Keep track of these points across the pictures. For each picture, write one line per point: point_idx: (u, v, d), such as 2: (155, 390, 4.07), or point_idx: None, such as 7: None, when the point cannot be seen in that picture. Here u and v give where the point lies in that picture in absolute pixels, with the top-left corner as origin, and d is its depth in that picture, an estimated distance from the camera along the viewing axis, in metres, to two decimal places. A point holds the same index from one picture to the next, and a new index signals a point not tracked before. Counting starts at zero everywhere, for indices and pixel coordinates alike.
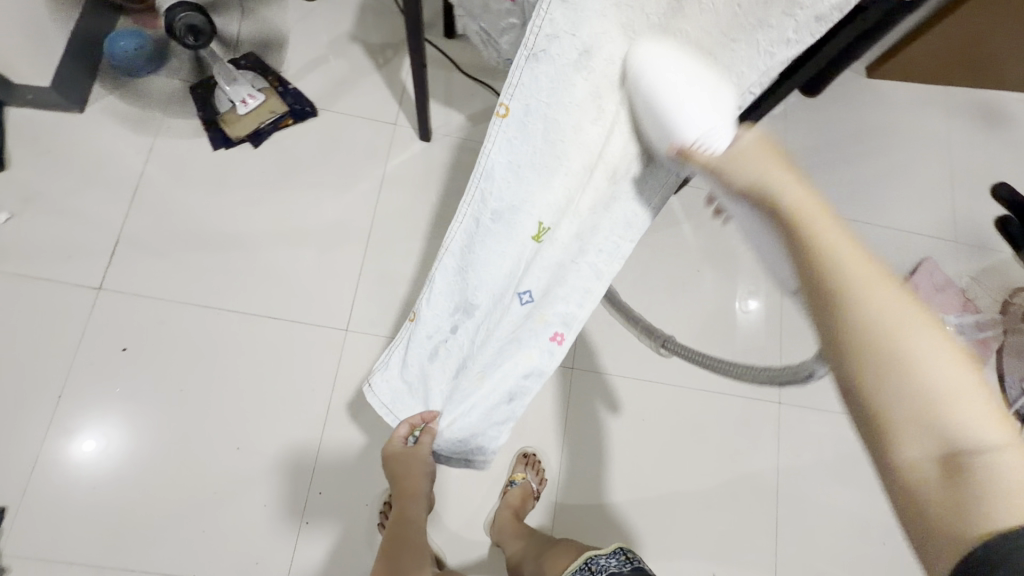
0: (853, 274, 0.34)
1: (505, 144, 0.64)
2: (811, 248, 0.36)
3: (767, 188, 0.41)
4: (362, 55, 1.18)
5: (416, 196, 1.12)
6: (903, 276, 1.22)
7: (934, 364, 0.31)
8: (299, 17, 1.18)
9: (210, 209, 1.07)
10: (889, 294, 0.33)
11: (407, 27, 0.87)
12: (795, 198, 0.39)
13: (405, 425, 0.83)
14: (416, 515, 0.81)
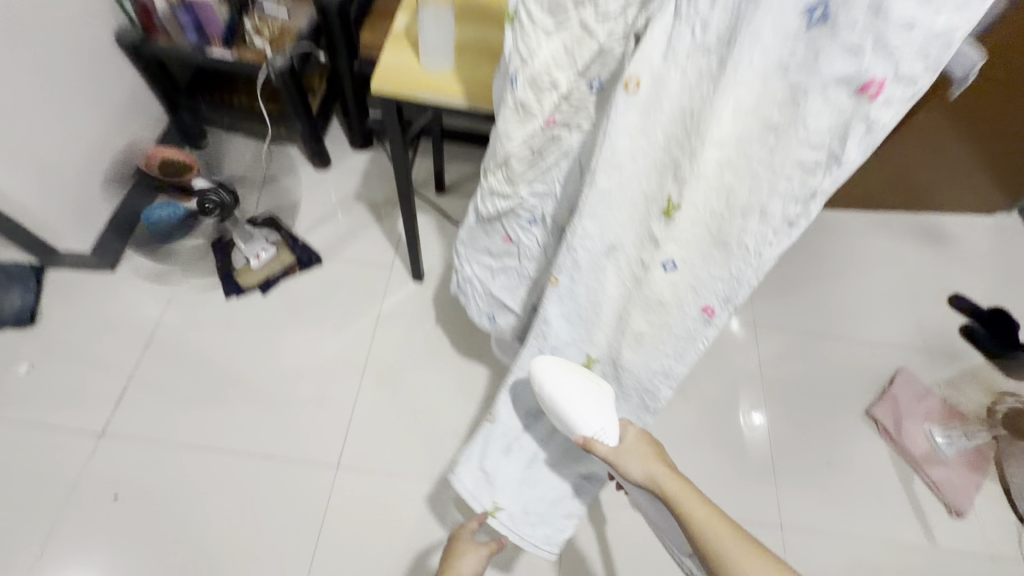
0: (722, 534, 0.63)
1: (557, 299, 0.76)
2: (689, 522, 0.66)
3: (655, 485, 0.70)
4: (365, 210, 1.35)
5: (411, 331, 1.21)
6: (884, 386, 1.26)
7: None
8: (312, 182, 1.37)
9: (216, 353, 1.15)
10: (741, 549, 0.62)
11: (398, 177, 0.98)
12: (673, 486, 0.69)
13: (473, 522, 0.86)
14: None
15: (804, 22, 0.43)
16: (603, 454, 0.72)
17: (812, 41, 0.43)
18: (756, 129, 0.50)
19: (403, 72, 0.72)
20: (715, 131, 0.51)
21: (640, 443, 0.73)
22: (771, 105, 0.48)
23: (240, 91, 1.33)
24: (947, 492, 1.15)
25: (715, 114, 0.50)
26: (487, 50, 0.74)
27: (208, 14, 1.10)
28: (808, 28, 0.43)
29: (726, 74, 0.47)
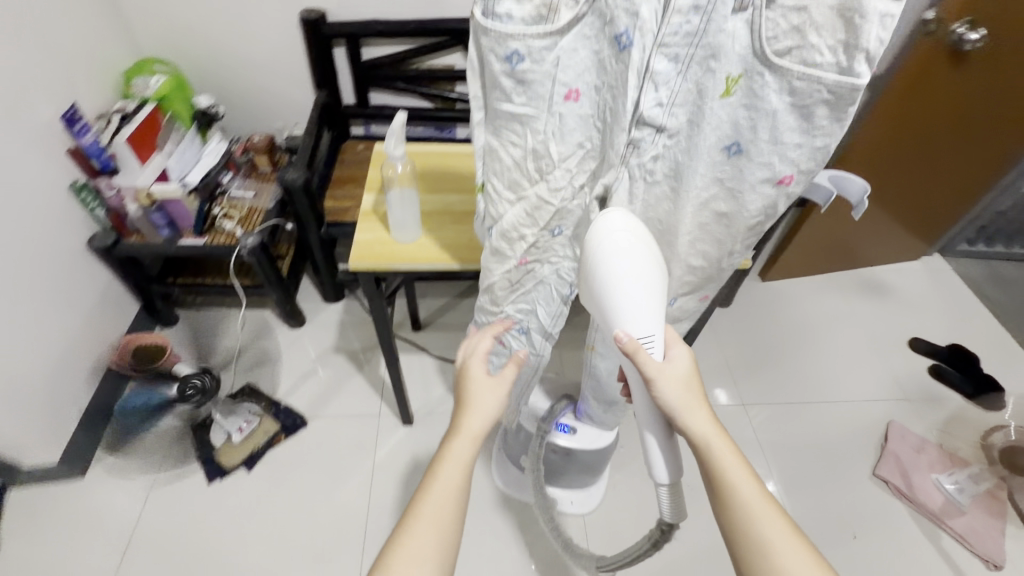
0: (743, 480, 0.52)
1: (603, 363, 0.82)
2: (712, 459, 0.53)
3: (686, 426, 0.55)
4: (344, 360, 1.35)
5: (407, 479, 1.16)
6: (882, 444, 1.27)
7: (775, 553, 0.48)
8: (288, 341, 1.38)
9: (201, 547, 1.06)
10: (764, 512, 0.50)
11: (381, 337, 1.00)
12: (708, 429, 0.54)
13: (487, 339, 0.62)
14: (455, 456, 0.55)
15: (724, 155, 0.47)
16: (649, 371, 0.53)
17: (735, 168, 0.48)
18: (702, 230, 0.55)
19: (383, 246, 0.78)
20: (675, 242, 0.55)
21: (690, 374, 0.57)
22: (714, 212, 0.52)
23: (209, 270, 1.34)
24: (975, 542, 1.12)
25: (672, 233, 0.54)
26: (455, 216, 0.83)
27: (180, 210, 1.19)
28: (729, 159, 0.47)
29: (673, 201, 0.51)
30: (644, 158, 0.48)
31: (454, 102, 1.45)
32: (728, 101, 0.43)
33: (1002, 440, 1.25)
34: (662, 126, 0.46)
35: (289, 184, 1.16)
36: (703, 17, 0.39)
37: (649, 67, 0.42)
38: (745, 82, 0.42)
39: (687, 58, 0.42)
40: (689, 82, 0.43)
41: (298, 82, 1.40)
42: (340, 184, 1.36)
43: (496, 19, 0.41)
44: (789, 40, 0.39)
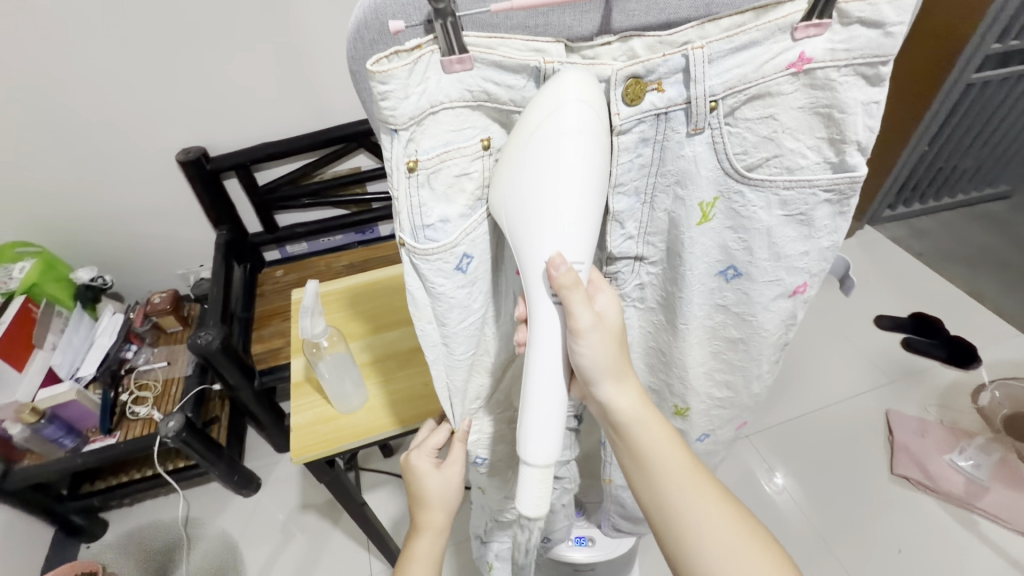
0: (665, 453, 0.44)
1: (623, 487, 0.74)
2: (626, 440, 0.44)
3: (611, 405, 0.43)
4: (317, 518, 1.17)
5: None
6: (889, 436, 1.24)
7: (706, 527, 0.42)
8: (246, 513, 1.19)
9: None
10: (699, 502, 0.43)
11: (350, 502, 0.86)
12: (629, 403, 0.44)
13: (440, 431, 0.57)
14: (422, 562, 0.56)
15: (721, 280, 0.44)
16: (577, 315, 0.36)
17: (739, 288, 0.45)
18: (720, 342, 0.51)
19: (328, 425, 0.65)
20: (689, 362, 0.51)
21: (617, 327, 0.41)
22: (727, 326, 0.48)
23: (130, 463, 1.15)
24: (1009, 516, 1.09)
25: (687, 354, 0.50)
26: (400, 357, 0.73)
27: (78, 411, 1.02)
28: (727, 281, 0.44)
29: (682, 327, 0.47)
30: (627, 288, 0.44)
31: (367, 203, 1.36)
32: (709, 226, 0.40)
33: (991, 400, 1.22)
34: (642, 257, 0.42)
35: (203, 349, 1.00)
36: (655, 148, 0.35)
37: (609, 212, 0.37)
38: (724, 203, 0.38)
39: (645, 188, 0.37)
40: (659, 214, 0.39)
41: (192, 224, 1.27)
42: (265, 322, 1.22)
43: (428, 232, 0.35)
44: (759, 153, 0.36)
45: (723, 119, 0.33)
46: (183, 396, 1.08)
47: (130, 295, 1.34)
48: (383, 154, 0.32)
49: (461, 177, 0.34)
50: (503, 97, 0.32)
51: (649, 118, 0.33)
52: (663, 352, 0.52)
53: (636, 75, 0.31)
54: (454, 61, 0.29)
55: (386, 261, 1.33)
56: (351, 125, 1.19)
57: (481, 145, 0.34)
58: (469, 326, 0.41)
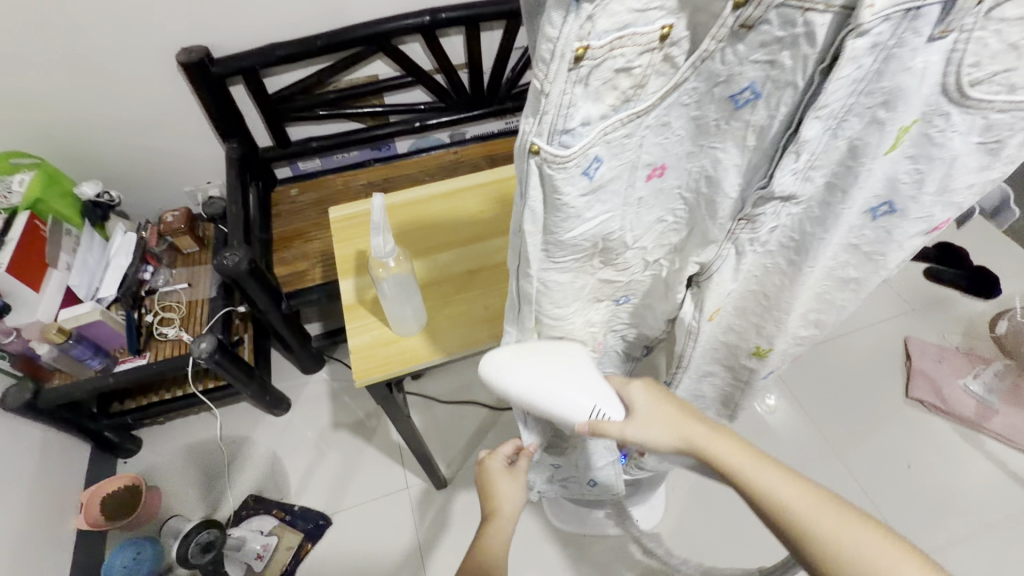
0: (772, 486, 0.41)
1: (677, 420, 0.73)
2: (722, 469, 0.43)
3: (693, 446, 0.45)
4: (349, 435, 1.20)
5: (459, 550, 1.04)
6: (906, 362, 1.28)
7: (855, 547, 0.37)
8: (279, 431, 1.21)
9: None
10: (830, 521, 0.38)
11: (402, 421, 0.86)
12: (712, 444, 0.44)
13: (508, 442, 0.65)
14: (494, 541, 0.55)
15: (868, 217, 0.40)
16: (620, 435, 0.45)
17: (882, 224, 0.41)
18: (830, 284, 0.48)
19: (388, 348, 0.64)
20: (795, 305, 0.47)
21: (659, 402, 0.47)
22: (847, 266, 0.45)
23: (161, 384, 1.15)
24: (1015, 437, 1.14)
25: (798, 297, 0.46)
26: (456, 281, 0.69)
27: (104, 331, 0.99)
28: (873, 219, 0.40)
29: (808, 270, 0.43)
30: (761, 233, 0.38)
31: (385, 116, 1.26)
32: (892, 155, 0.34)
33: (1010, 328, 1.24)
34: (794, 196, 0.36)
35: (232, 271, 0.96)
36: (880, 56, 0.27)
37: (798, 139, 0.30)
38: (920, 128, 0.32)
39: (839, 110, 0.30)
40: (841, 141, 0.32)
41: (197, 137, 1.17)
42: (286, 243, 1.17)
43: (567, 138, 0.30)
44: (998, 65, 0.28)
45: (983, 19, 0.25)
46: (211, 317, 1.06)
47: (136, 213, 1.27)
48: (545, 31, 0.25)
49: (618, 73, 0.28)
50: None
51: (896, 15, 0.24)
52: (766, 295, 0.48)
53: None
54: None
55: (407, 181, 1.25)
56: (370, 24, 1.06)
57: (659, 34, 0.27)
58: (577, 234, 0.37)
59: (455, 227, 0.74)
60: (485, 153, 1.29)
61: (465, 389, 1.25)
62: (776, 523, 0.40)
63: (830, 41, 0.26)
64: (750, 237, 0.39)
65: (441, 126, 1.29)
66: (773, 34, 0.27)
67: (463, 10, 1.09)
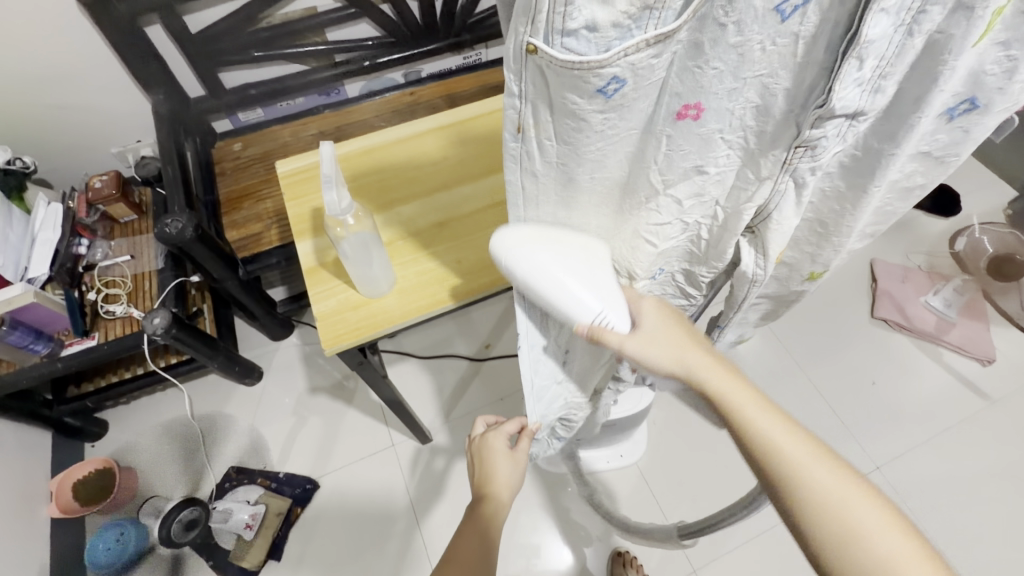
0: (793, 452, 0.40)
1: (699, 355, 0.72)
2: (726, 407, 0.43)
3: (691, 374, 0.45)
4: (329, 400, 1.17)
5: (450, 500, 1.05)
6: (873, 285, 1.31)
7: (864, 525, 0.37)
8: (254, 401, 1.17)
9: None
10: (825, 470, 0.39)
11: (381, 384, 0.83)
12: (707, 372, 0.45)
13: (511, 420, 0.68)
14: (490, 519, 0.60)
15: (943, 120, 0.37)
16: (619, 345, 0.45)
17: (963, 126, 0.37)
18: (893, 196, 0.44)
19: (357, 312, 0.59)
20: (858, 226, 0.44)
21: (666, 324, 0.47)
22: (915, 175, 0.42)
23: (116, 364, 1.08)
24: (971, 347, 1.20)
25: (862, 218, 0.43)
26: (425, 235, 0.64)
27: (42, 314, 0.90)
28: (951, 120, 0.37)
29: (875, 188, 0.40)
30: (824, 159, 0.35)
31: (331, 56, 1.14)
32: (980, 45, 0.31)
33: (970, 245, 1.30)
34: (861, 113, 0.32)
35: (175, 240, 0.88)
36: None
37: (862, 39, 0.27)
38: (1016, 6, 0.29)
39: (912, 1, 0.27)
40: (917, 39, 0.29)
41: (117, 89, 1.04)
42: (236, 205, 1.07)
43: (568, 42, 0.26)
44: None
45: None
46: (161, 291, 0.99)
47: (60, 180, 1.14)
48: None
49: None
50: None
51: None
52: (822, 221, 0.45)
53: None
54: None
55: (362, 127, 1.16)
56: None
57: None
58: (595, 159, 0.35)
59: (419, 176, 0.68)
60: (444, 92, 1.19)
61: (443, 343, 1.22)
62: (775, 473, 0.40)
63: None
64: (809, 166, 0.35)
65: (394, 64, 1.19)
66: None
67: None
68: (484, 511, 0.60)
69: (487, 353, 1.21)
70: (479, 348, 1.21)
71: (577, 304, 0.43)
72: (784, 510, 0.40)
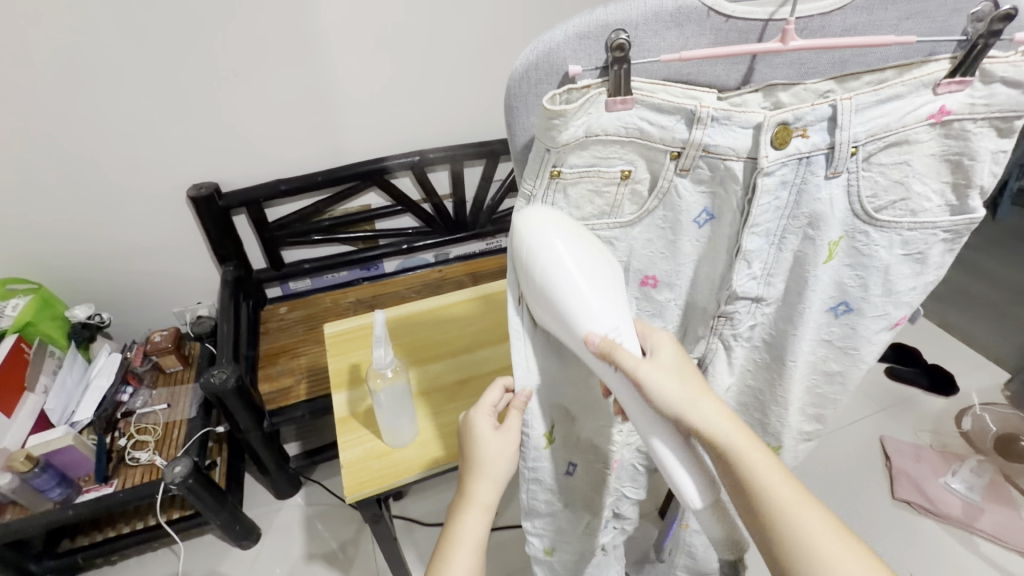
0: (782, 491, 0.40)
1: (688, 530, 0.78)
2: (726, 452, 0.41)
3: (689, 413, 0.41)
4: (323, 569, 1.11)
5: None
6: (886, 462, 1.29)
7: (845, 567, 0.37)
8: (246, 567, 1.11)
9: None
10: (837, 539, 0.38)
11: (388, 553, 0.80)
12: (717, 419, 0.42)
13: (497, 389, 0.57)
14: (470, 543, 0.50)
15: (830, 314, 0.51)
16: (632, 369, 0.40)
17: (846, 322, 0.51)
18: (819, 377, 0.57)
19: (380, 461, 0.64)
20: (790, 397, 0.57)
21: (684, 362, 0.44)
22: (829, 360, 0.55)
23: (120, 516, 1.06)
24: (1006, 537, 1.13)
25: (789, 391, 0.56)
26: (448, 391, 0.72)
27: (74, 458, 0.95)
28: (836, 317, 0.51)
29: (790, 364, 0.53)
30: (741, 328, 0.51)
31: (376, 240, 1.37)
32: (832, 263, 0.45)
33: (975, 424, 1.32)
34: (761, 296, 0.48)
35: (217, 388, 0.96)
36: (793, 189, 0.41)
37: (743, 249, 0.43)
38: (848, 242, 0.44)
39: (775, 230, 0.43)
40: (785, 252, 0.45)
41: (197, 262, 1.24)
42: (272, 360, 1.18)
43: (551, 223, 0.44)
44: (888, 196, 0.42)
45: (860, 163, 0.40)
46: (187, 440, 1.03)
47: (121, 334, 1.28)
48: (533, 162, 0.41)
49: (593, 190, 0.43)
50: (656, 135, 0.39)
51: (791, 162, 0.39)
52: (762, 386, 0.58)
53: (785, 122, 0.37)
54: (618, 102, 0.37)
55: (394, 297, 1.32)
56: (366, 163, 1.20)
57: (621, 174, 0.42)
58: None
59: (446, 339, 0.79)
60: (467, 271, 1.39)
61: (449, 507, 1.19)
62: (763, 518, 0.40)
63: (747, 180, 0.40)
64: (731, 332, 0.51)
65: (428, 247, 1.41)
66: (706, 175, 0.41)
67: (450, 151, 1.25)
68: (455, 542, 0.50)
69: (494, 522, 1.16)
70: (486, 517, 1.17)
71: (590, 311, 0.40)
72: (770, 545, 0.40)
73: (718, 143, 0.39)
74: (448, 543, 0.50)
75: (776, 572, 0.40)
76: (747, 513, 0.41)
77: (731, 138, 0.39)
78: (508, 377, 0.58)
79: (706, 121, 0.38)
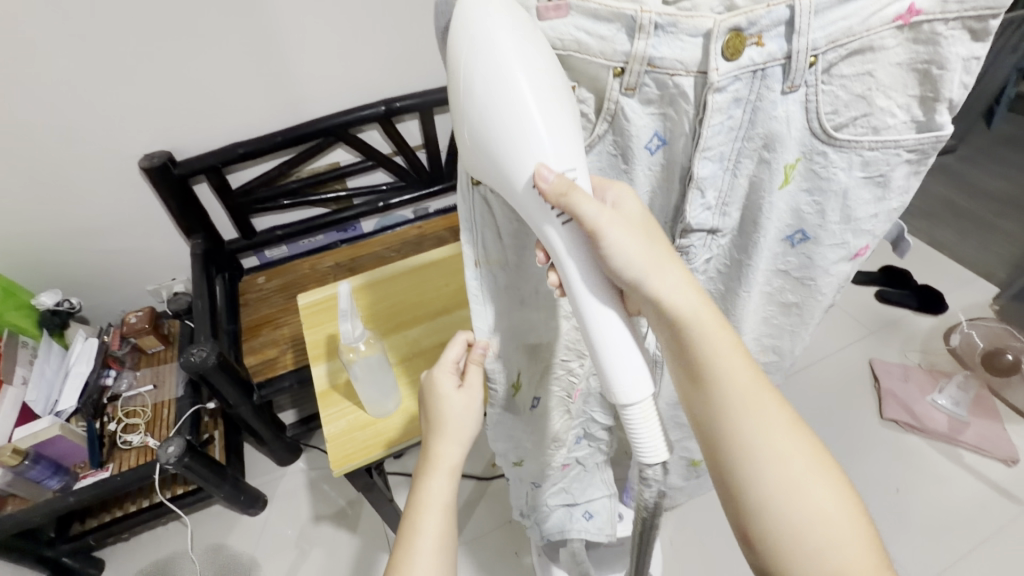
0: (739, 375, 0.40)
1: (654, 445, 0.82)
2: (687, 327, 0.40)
3: (649, 282, 0.39)
4: (332, 528, 1.14)
5: None
6: (876, 384, 1.31)
7: (791, 459, 0.38)
8: (255, 533, 1.14)
9: None
10: (791, 431, 0.39)
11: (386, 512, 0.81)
12: (677, 289, 0.40)
13: (459, 345, 0.55)
14: (438, 509, 0.49)
15: (786, 243, 0.49)
16: (590, 217, 0.35)
17: (803, 251, 0.50)
18: (777, 306, 0.57)
19: (365, 431, 0.63)
20: (746, 325, 0.58)
21: (646, 221, 0.40)
22: (786, 291, 0.55)
23: (124, 497, 1.08)
24: (989, 447, 1.17)
25: (746, 319, 0.57)
26: (428, 357, 0.70)
27: (64, 448, 0.95)
28: (794, 245, 0.49)
29: (743, 294, 0.53)
30: (697, 260, 0.49)
31: (349, 200, 1.31)
32: (788, 188, 0.43)
33: (963, 340, 1.34)
34: (716, 228, 0.46)
35: (198, 366, 0.94)
36: (746, 108, 0.36)
37: (694, 176, 0.39)
38: (806, 164, 0.41)
39: (730, 154, 0.39)
40: (740, 179, 0.41)
41: (164, 236, 1.19)
42: (255, 332, 1.16)
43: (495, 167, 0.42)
44: (849, 112, 0.38)
45: (819, 75, 0.35)
46: (178, 419, 1.02)
47: (97, 317, 1.25)
48: None
49: None
50: (594, 48, 0.34)
51: (745, 76, 0.35)
52: None
53: (737, 28, 0.33)
54: (550, 9, 0.34)
55: (374, 258, 1.28)
56: (329, 118, 1.12)
57: None
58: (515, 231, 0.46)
59: (423, 301, 0.76)
60: (448, 225, 1.34)
61: None
62: (711, 411, 0.40)
63: (698, 97, 0.36)
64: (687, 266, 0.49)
65: (405, 203, 1.35)
66: (654, 94, 0.36)
67: (416, 98, 1.16)
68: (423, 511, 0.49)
69: (495, 470, 1.19)
70: (486, 466, 1.19)
71: (535, 137, 0.33)
72: (711, 434, 0.40)
73: (663, 55, 0.34)
74: (416, 514, 0.49)
75: (712, 459, 0.41)
76: (692, 397, 0.41)
77: (678, 48, 0.34)
78: (469, 332, 0.56)
79: (647, 30, 0.33)
